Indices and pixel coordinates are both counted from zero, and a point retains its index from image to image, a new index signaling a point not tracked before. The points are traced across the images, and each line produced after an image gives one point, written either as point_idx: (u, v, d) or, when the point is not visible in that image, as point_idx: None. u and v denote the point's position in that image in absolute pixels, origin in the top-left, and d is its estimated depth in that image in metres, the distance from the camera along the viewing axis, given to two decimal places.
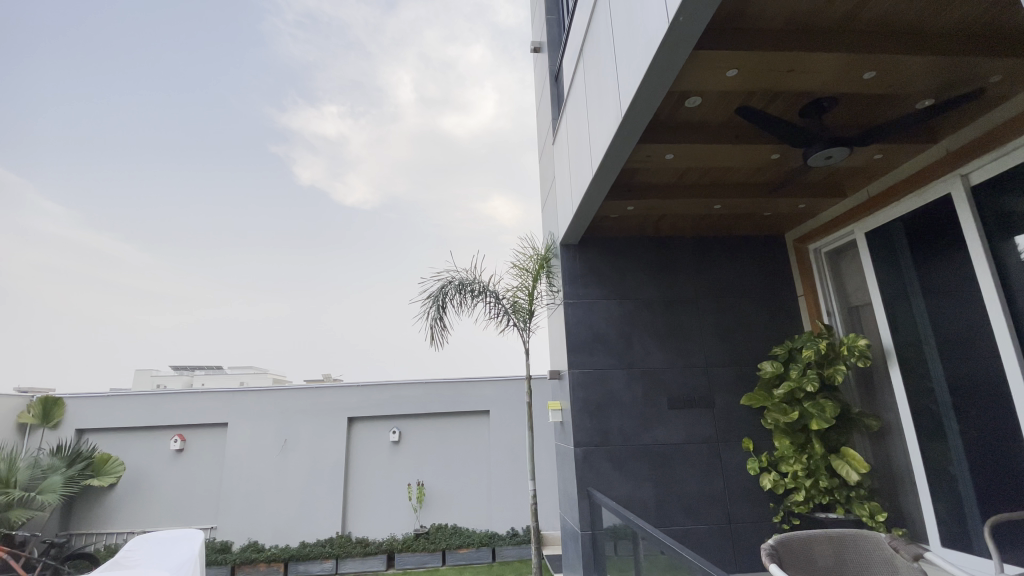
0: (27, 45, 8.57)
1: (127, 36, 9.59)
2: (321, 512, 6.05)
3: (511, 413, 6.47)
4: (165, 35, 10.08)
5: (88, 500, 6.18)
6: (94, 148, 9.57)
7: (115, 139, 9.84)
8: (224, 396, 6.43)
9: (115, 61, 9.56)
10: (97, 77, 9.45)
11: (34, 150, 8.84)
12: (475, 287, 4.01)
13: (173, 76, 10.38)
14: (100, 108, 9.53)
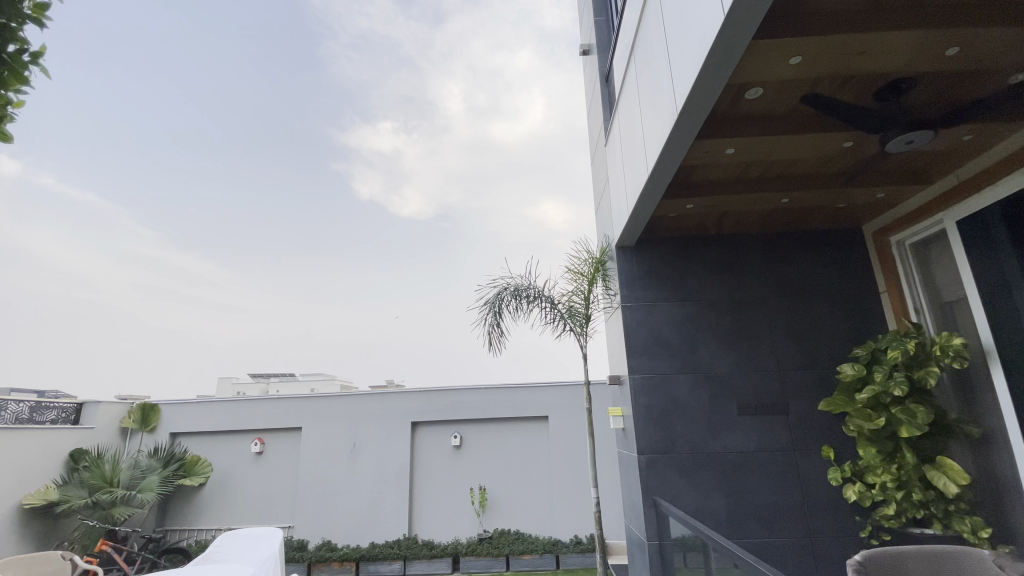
0: (143, 106, 9.45)
1: (216, 82, 10.07)
2: (389, 515, 6.25)
3: (571, 418, 6.40)
4: (237, 73, 10.26)
5: (181, 498, 6.73)
6: (180, 180, 10.68)
7: (190, 172, 10.77)
8: (297, 401, 6.82)
9: (185, 97, 9.90)
10: (170, 111, 9.86)
11: (111, 174, 9.59)
12: (530, 292, 4.02)
13: (245, 110, 10.76)
14: (178, 137, 10.26)
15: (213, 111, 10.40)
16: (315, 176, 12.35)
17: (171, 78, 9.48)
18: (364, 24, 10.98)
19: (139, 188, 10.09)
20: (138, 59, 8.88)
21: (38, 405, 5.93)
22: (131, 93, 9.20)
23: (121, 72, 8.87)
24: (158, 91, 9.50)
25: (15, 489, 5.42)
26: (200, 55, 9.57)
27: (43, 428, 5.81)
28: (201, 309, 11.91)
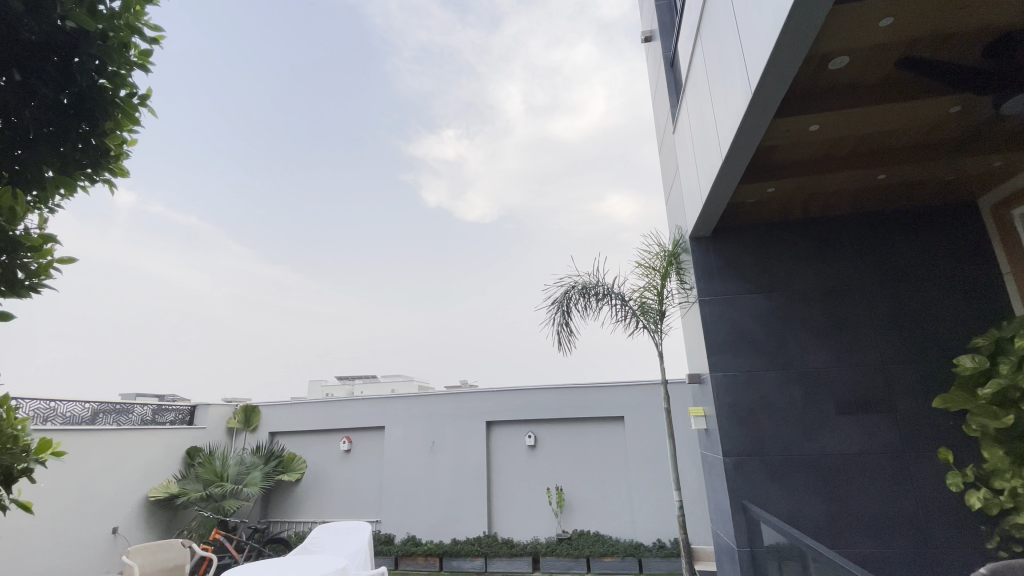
0: (260, 134, 10.42)
1: (305, 98, 10.90)
2: (470, 513, 6.39)
3: (648, 418, 6.19)
4: (302, 93, 10.80)
5: (281, 493, 7.30)
6: (276, 202, 11.50)
7: (278, 194, 11.50)
8: (379, 402, 7.18)
9: (277, 123, 10.65)
10: (269, 137, 10.65)
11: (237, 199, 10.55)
12: (599, 289, 3.95)
13: (313, 126, 11.38)
14: (279, 161, 11.14)
15: (289, 130, 11.01)
16: (386, 187, 12.87)
17: (268, 106, 10.20)
18: (425, 37, 10.96)
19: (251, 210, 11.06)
20: (242, 94, 9.47)
21: (158, 407, 6.68)
22: (236, 125, 9.76)
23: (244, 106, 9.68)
24: (252, 123, 10.10)
25: (143, 483, 6.12)
26: (284, 81, 10.29)
27: (164, 429, 6.53)
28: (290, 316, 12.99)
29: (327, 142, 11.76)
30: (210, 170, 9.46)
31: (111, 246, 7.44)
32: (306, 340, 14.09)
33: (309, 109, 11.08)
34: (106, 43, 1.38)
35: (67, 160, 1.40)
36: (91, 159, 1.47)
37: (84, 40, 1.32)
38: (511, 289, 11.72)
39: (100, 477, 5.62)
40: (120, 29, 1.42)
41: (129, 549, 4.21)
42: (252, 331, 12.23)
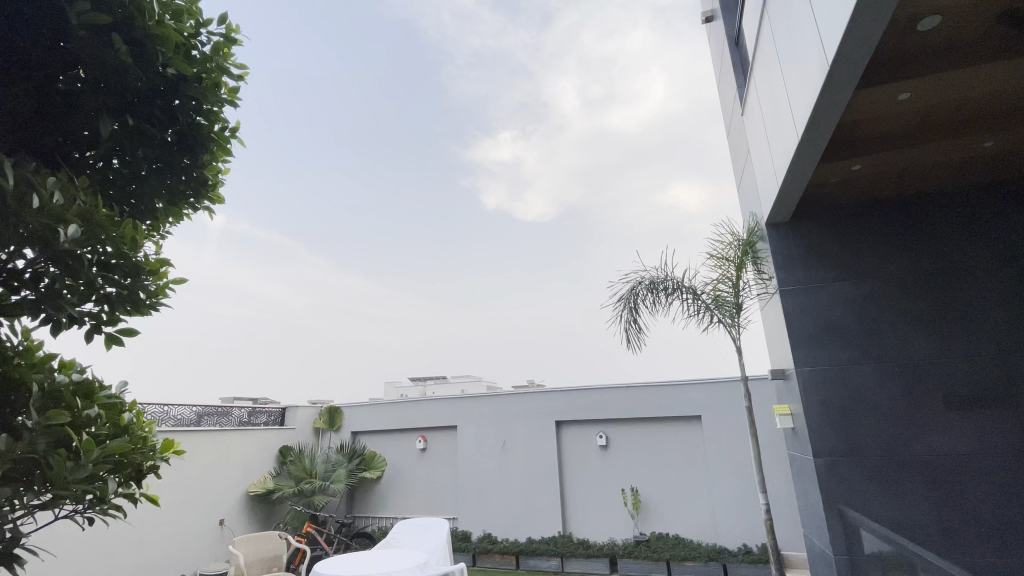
0: (325, 151, 10.90)
1: (372, 111, 11.22)
2: (544, 513, 6.42)
3: (727, 417, 5.88)
4: (357, 106, 10.94)
5: (364, 490, 7.71)
6: (349, 217, 12.02)
7: (351, 209, 12.01)
8: (451, 402, 7.41)
9: (345, 137, 11.09)
10: (338, 153, 11.16)
11: (307, 216, 11.21)
12: (668, 284, 3.82)
13: (371, 136, 11.58)
14: (348, 176, 11.62)
15: (351, 141, 11.25)
16: (448, 191, 13.13)
17: (336, 125, 10.74)
18: (477, 43, 10.78)
19: (327, 226, 11.66)
20: (309, 117, 10.02)
21: (253, 409, 7.27)
22: (306, 150, 10.47)
23: (309, 130, 10.30)
24: (322, 143, 10.72)
25: (244, 479, 6.69)
26: (353, 101, 10.80)
27: (260, 429, 7.10)
28: (365, 321, 13.66)
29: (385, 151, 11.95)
30: (281, 187, 10.05)
31: (218, 263, 8.26)
32: (381, 346, 14.68)
33: (365, 119, 11.26)
34: (201, 86, 1.51)
35: (173, 193, 1.58)
36: (192, 190, 1.64)
37: (183, 84, 1.44)
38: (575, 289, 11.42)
39: (208, 474, 6.22)
40: (212, 71, 1.54)
41: (235, 539, 4.61)
42: (325, 338, 12.81)
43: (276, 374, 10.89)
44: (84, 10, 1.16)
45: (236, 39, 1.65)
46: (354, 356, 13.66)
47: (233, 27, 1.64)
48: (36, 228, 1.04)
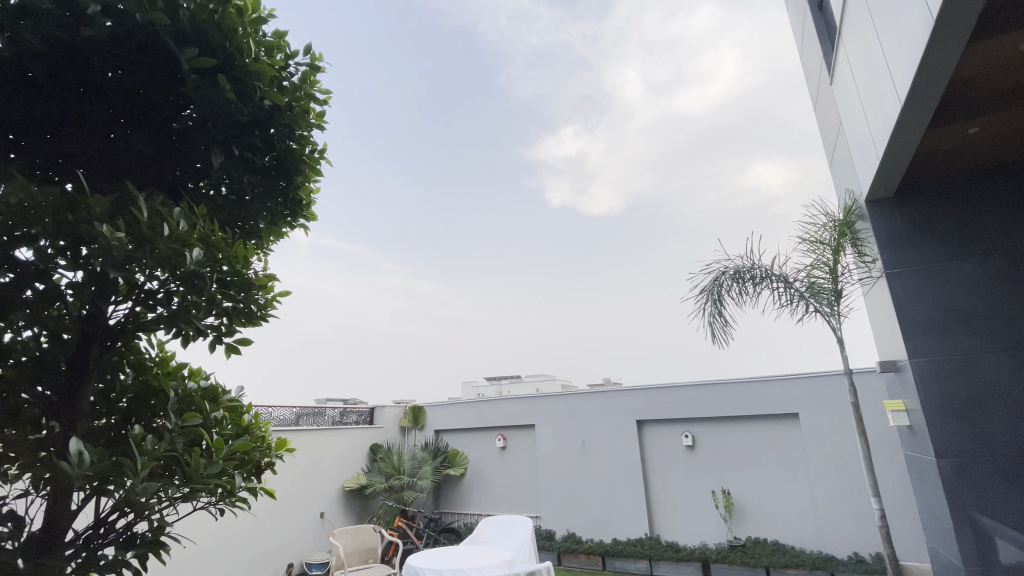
0: (400, 162, 11.07)
1: (436, 121, 11.42)
2: (630, 514, 6.28)
3: (828, 414, 5.41)
4: (413, 115, 10.84)
5: (449, 486, 7.99)
6: (423, 225, 12.39)
7: (424, 217, 12.36)
8: (530, 401, 7.49)
9: (418, 144, 11.26)
10: (413, 163, 11.34)
11: (390, 224, 11.56)
12: (755, 273, 3.60)
13: (437, 144, 11.71)
14: (424, 186, 11.94)
15: (418, 151, 11.37)
16: (512, 191, 12.95)
17: (413, 134, 11.03)
18: (535, 41, 10.45)
19: (404, 239, 12.12)
20: (386, 135, 10.44)
21: (345, 409, 7.69)
22: (390, 167, 10.85)
23: (388, 146, 10.61)
24: (403, 160, 11.09)
25: (341, 475, 7.18)
26: (422, 112, 11.04)
27: (353, 428, 7.56)
28: (434, 320, 14.31)
29: (448, 154, 12.01)
30: (369, 200, 10.60)
31: (308, 275, 8.87)
32: (448, 346, 15.25)
33: (427, 127, 11.30)
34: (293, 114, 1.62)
35: (274, 214, 1.73)
36: (290, 210, 1.78)
37: (278, 113, 1.56)
38: (642, 289, 10.40)
39: (309, 471, 6.74)
40: (300, 98, 1.65)
41: (335, 531, 4.92)
42: (410, 338, 13.89)
43: (358, 376, 11.58)
44: (191, 55, 1.29)
45: (320, 66, 1.73)
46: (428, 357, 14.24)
47: (318, 55, 1.73)
48: (166, 252, 1.18)
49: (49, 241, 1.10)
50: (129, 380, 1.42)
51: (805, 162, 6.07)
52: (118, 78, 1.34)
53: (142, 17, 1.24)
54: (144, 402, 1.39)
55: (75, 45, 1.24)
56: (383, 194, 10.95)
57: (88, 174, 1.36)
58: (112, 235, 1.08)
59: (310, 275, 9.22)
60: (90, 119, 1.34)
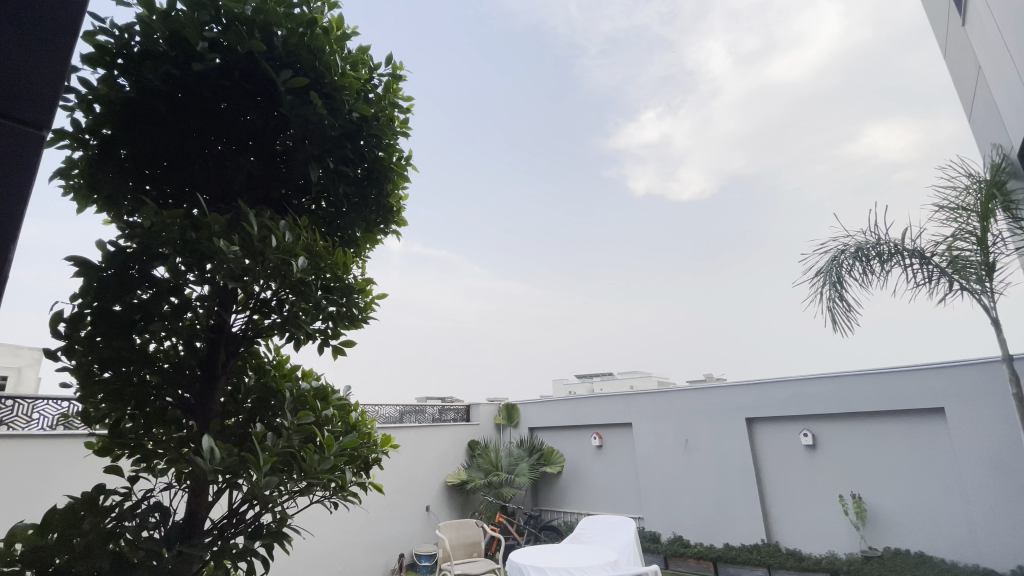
0: (482, 164, 11.32)
1: (512, 122, 11.42)
2: (743, 518, 5.89)
3: (981, 410, 4.63)
4: (489, 119, 10.97)
5: (547, 483, 8.02)
6: (506, 224, 12.66)
7: (508, 216, 12.59)
8: (625, 399, 7.28)
9: (495, 145, 11.42)
10: (491, 166, 11.50)
11: (475, 227, 11.91)
12: (882, 249, 3.18)
13: (516, 145, 11.79)
14: (505, 187, 12.08)
15: (497, 153, 11.52)
16: (593, 184, 12.59)
17: (490, 134, 11.20)
18: (610, 27, 9.22)
19: (489, 240, 12.41)
20: (461, 141, 10.67)
21: (443, 407, 7.98)
22: (470, 173, 11.12)
23: (466, 151, 10.86)
24: (483, 164, 11.32)
25: (442, 470, 7.50)
26: (497, 114, 11.04)
27: (452, 425, 7.88)
28: (522, 318, 14.49)
29: (524, 154, 11.93)
30: (452, 204, 11.07)
31: (404, 281, 9.34)
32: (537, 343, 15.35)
33: (502, 129, 11.37)
34: (380, 124, 1.68)
35: (368, 222, 1.81)
36: (382, 217, 1.86)
37: (366, 125, 1.63)
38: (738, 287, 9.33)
39: (413, 467, 7.12)
40: (385, 107, 1.72)
41: (441, 523, 5.15)
42: (497, 336, 14.13)
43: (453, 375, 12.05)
44: (287, 77, 1.40)
45: (402, 76, 1.79)
46: (519, 355, 14.44)
47: (399, 65, 1.80)
48: (277, 262, 1.28)
49: (177, 259, 1.23)
50: (251, 382, 1.56)
51: (937, 122, 5.08)
52: (226, 108, 1.47)
53: (243, 48, 1.37)
54: (265, 401, 1.52)
55: (192, 81, 1.39)
56: (465, 196, 11.23)
57: (208, 199, 1.52)
58: (228, 250, 1.19)
59: (404, 281, 9.69)
60: (209, 147, 1.49)
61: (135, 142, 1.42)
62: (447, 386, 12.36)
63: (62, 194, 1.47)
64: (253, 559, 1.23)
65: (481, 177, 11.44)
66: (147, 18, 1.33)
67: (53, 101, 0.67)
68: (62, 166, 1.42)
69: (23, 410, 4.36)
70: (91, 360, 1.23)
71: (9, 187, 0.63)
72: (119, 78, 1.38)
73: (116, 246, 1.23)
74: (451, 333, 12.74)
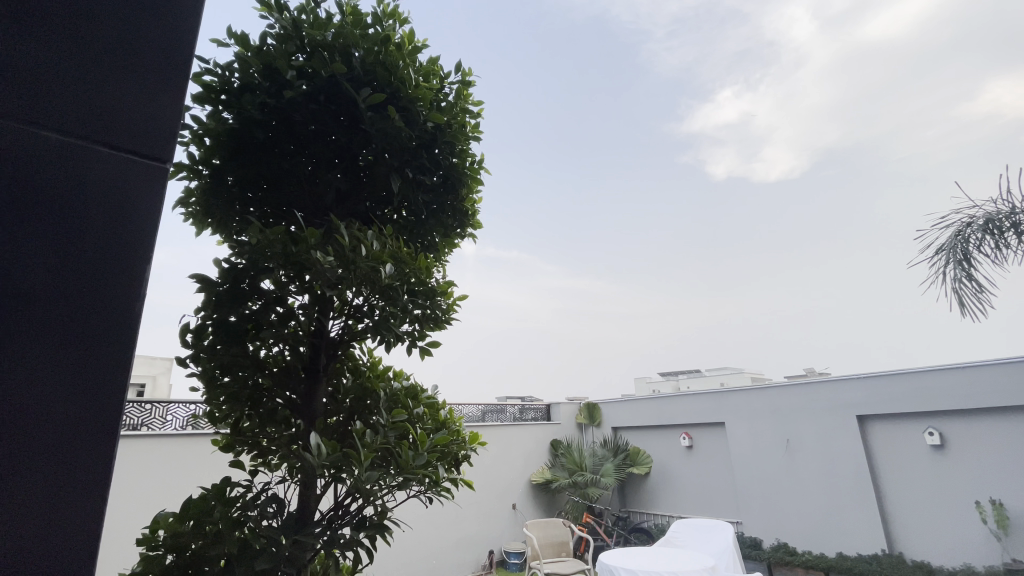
0: (551, 164, 11.03)
1: (579, 119, 11.05)
2: (858, 526, 5.39)
3: None
4: (556, 119, 10.69)
5: (634, 485, 7.84)
6: (581, 221, 12.54)
7: (583, 214, 12.41)
8: (716, 397, 6.96)
9: (564, 144, 11.05)
10: (560, 164, 11.22)
11: (548, 227, 11.88)
12: (1020, 221, 2.76)
13: (584, 142, 11.41)
14: (576, 184, 11.83)
15: (569, 151, 11.26)
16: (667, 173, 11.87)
17: (557, 132, 10.76)
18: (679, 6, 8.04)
19: (562, 238, 12.36)
20: (531, 144, 10.40)
21: (524, 406, 8.08)
22: (540, 177, 10.89)
23: (536, 154, 10.54)
24: (552, 165, 11.04)
25: (527, 468, 7.61)
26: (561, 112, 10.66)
27: (535, 424, 7.95)
28: (600, 315, 14.29)
29: (595, 151, 11.65)
30: (529, 209, 10.97)
31: (481, 285, 9.52)
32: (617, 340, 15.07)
33: (568, 129, 11.03)
34: (453, 130, 1.71)
35: (445, 226, 1.88)
36: (458, 221, 1.91)
37: (440, 133, 1.69)
38: (837, 274, 8.51)
39: (499, 465, 7.28)
40: (456, 114, 1.76)
41: (528, 522, 5.21)
42: (575, 335, 14.04)
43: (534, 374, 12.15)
44: (366, 94, 1.48)
45: (471, 81, 1.82)
46: (598, 352, 14.26)
47: (468, 71, 1.84)
48: (366, 269, 1.36)
49: (282, 271, 1.35)
50: (348, 383, 1.66)
51: None
52: (313, 130, 1.57)
53: (327, 72, 1.46)
54: (362, 401, 1.61)
55: (284, 108, 1.50)
56: (542, 199, 11.22)
57: (305, 216, 1.66)
58: (324, 261, 1.29)
59: (481, 284, 9.89)
60: (303, 165, 1.62)
61: (242, 170, 1.57)
62: (528, 385, 12.47)
63: (183, 220, 1.65)
64: (358, 550, 1.31)
65: (550, 179, 11.22)
66: (244, 55, 1.48)
67: (170, 135, 0.77)
68: (182, 195, 1.59)
69: (159, 413, 5.00)
70: (213, 365, 1.37)
71: (147, 210, 0.73)
72: (223, 112, 1.53)
73: (229, 263, 1.36)
74: (528, 333, 12.83)
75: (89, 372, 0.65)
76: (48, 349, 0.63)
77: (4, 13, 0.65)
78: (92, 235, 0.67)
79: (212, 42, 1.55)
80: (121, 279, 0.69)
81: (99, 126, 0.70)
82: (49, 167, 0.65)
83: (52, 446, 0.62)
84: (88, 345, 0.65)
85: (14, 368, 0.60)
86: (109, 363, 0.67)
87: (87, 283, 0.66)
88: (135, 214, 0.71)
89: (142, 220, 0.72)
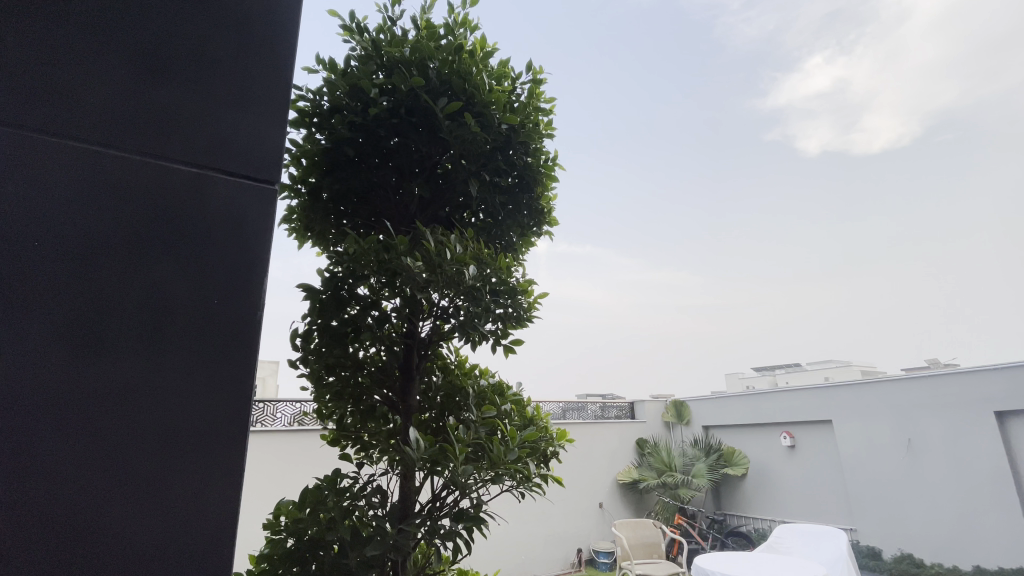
0: (625, 161, 9.98)
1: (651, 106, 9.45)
2: (992, 536, 5.24)
3: None
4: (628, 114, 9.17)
5: (729, 488, 7.96)
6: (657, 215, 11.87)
7: (663, 207, 11.62)
8: (822, 394, 7.02)
9: (639, 138, 9.79)
10: (635, 159, 10.16)
11: (622, 221, 11.38)
12: None
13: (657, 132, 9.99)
14: (650, 180, 10.81)
15: (643, 147, 10.03)
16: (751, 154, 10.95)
17: (630, 130, 9.51)
18: None
19: (638, 232, 11.87)
20: (606, 144, 9.21)
21: (605, 404, 7.94)
22: (612, 179, 10.01)
23: (608, 155, 9.36)
24: (626, 163, 10.04)
25: (612, 468, 7.49)
26: (633, 107, 9.19)
27: (618, 423, 7.82)
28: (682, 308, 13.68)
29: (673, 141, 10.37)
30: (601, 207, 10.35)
31: (556, 283, 9.40)
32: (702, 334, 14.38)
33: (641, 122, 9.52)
34: (526, 130, 1.73)
35: (521, 226, 1.90)
36: (534, 220, 1.92)
37: (514, 134, 1.70)
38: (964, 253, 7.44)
39: (583, 464, 7.25)
40: (530, 114, 1.76)
41: (617, 520, 5.10)
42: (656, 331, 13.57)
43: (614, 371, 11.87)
44: (445, 104, 1.53)
45: (541, 78, 1.82)
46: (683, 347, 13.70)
47: (539, 69, 1.83)
48: (452, 272, 1.41)
49: (375, 278, 1.44)
50: (438, 381, 1.72)
51: None
52: (396, 142, 1.66)
53: (406, 86, 1.54)
54: (452, 398, 1.67)
55: (369, 125, 1.60)
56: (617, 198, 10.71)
57: (392, 224, 1.75)
58: (413, 266, 1.36)
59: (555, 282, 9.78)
60: (387, 175, 1.71)
61: (334, 187, 1.69)
62: (609, 383, 12.23)
63: (286, 235, 1.82)
64: (457, 540, 1.36)
65: (624, 176, 10.29)
66: (331, 79, 1.60)
67: (275, 155, 0.84)
68: (285, 213, 1.75)
69: (269, 411, 5.53)
70: (320, 366, 1.50)
71: (257, 222, 0.80)
72: (316, 134, 1.66)
73: (330, 272, 1.48)
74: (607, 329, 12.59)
75: (219, 373, 0.72)
76: (188, 354, 0.70)
77: (136, 62, 0.74)
78: (214, 250, 0.74)
79: (304, 70, 1.70)
80: (239, 288, 0.76)
81: (215, 153, 0.78)
82: (178, 194, 0.74)
83: (192, 445, 0.68)
84: (221, 350, 0.72)
85: (161, 374, 0.68)
86: (234, 365, 0.73)
87: (214, 292, 0.74)
88: (249, 228, 0.79)
89: (255, 236, 0.79)
